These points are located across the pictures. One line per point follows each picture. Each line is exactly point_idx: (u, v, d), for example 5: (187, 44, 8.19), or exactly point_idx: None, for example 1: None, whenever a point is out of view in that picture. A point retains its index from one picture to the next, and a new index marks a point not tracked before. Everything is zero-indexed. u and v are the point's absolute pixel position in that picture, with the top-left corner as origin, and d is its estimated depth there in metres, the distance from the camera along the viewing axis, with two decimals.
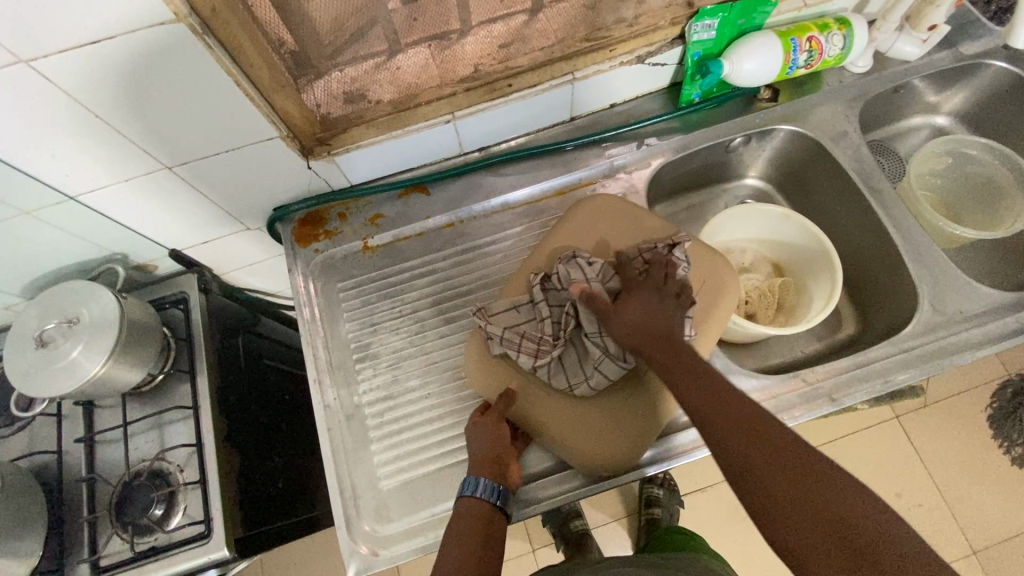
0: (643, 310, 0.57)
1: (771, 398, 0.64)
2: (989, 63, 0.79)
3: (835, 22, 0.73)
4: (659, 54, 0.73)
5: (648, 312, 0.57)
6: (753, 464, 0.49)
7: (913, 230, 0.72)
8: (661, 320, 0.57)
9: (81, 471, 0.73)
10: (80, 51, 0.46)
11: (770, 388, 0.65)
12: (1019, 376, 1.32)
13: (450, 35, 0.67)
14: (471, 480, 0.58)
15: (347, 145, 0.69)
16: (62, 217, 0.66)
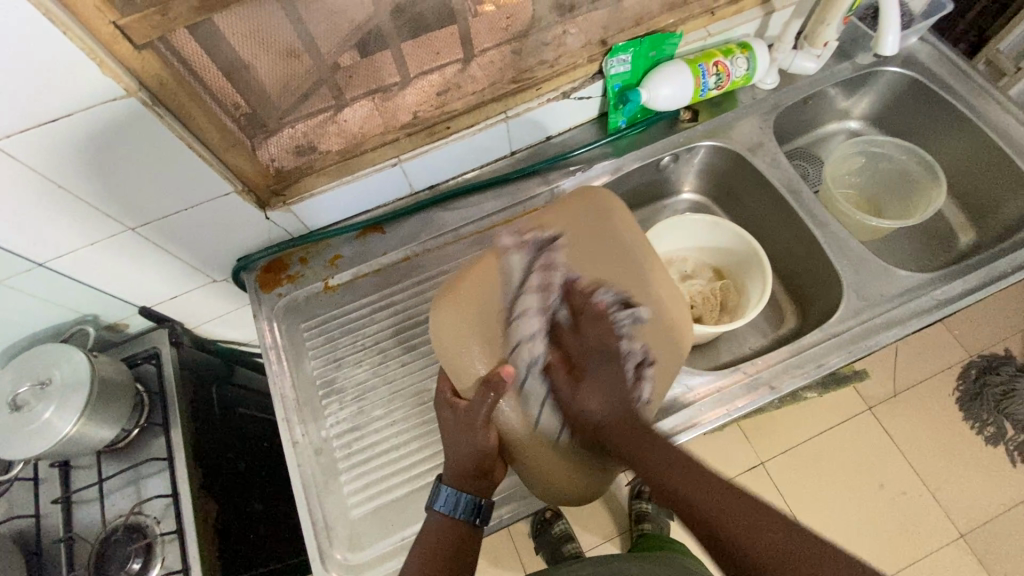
0: (602, 391, 0.56)
1: (715, 391, 0.68)
2: (884, 70, 0.88)
3: (737, 47, 0.82)
4: (582, 88, 0.80)
5: (601, 398, 0.56)
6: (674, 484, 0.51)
7: (831, 225, 0.78)
8: (614, 395, 0.56)
9: (59, 532, 0.74)
10: (40, 129, 0.51)
11: (714, 382, 0.68)
12: (980, 356, 1.37)
13: (389, 88, 0.70)
14: (443, 494, 0.57)
15: (301, 195, 0.74)
16: (34, 284, 0.70)
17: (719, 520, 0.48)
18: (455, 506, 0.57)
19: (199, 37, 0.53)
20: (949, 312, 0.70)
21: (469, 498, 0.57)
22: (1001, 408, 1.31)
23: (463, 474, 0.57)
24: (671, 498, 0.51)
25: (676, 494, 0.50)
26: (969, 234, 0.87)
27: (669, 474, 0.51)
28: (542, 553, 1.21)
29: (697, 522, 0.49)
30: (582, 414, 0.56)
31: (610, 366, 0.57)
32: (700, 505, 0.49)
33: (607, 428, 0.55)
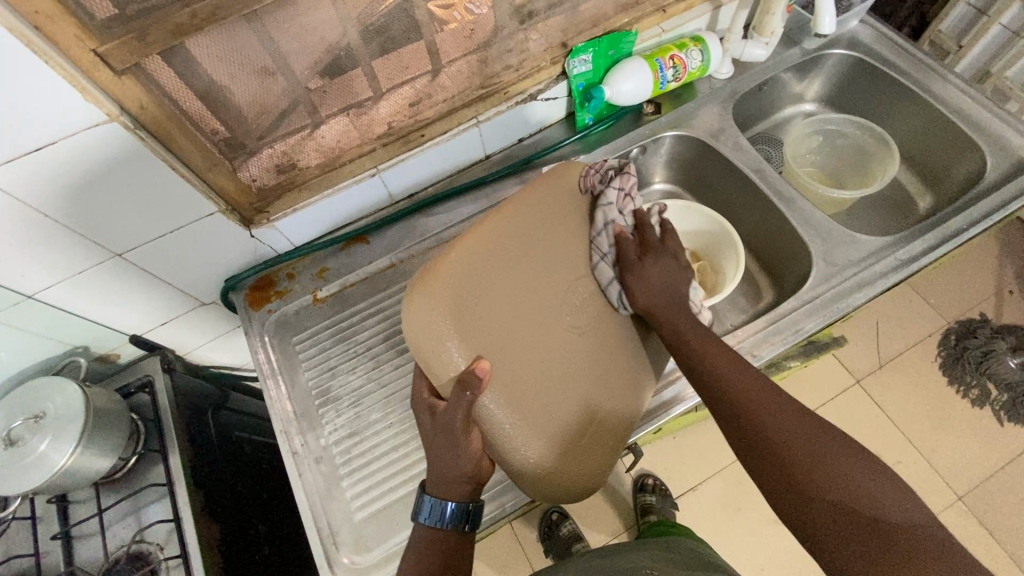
0: (662, 280, 0.64)
1: None
2: (830, 53, 0.93)
3: (691, 41, 0.86)
4: (549, 89, 0.84)
5: (663, 278, 0.64)
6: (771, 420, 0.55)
7: (795, 200, 0.82)
8: (670, 290, 0.64)
9: (60, 569, 0.73)
10: (27, 158, 0.53)
11: None
12: (957, 322, 1.41)
13: (363, 103, 0.72)
14: (427, 505, 0.58)
15: (285, 210, 0.76)
16: (23, 317, 0.71)
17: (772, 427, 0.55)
18: (439, 516, 0.57)
19: (177, 61, 0.55)
20: (912, 271, 0.74)
21: (456, 508, 0.57)
22: (982, 369, 1.35)
23: (449, 483, 0.57)
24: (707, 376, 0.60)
25: (719, 378, 0.59)
26: (926, 199, 0.92)
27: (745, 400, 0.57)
28: (552, 556, 1.21)
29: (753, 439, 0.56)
30: (643, 288, 0.63)
31: (675, 276, 0.66)
32: (745, 395, 0.57)
33: (657, 312, 0.63)
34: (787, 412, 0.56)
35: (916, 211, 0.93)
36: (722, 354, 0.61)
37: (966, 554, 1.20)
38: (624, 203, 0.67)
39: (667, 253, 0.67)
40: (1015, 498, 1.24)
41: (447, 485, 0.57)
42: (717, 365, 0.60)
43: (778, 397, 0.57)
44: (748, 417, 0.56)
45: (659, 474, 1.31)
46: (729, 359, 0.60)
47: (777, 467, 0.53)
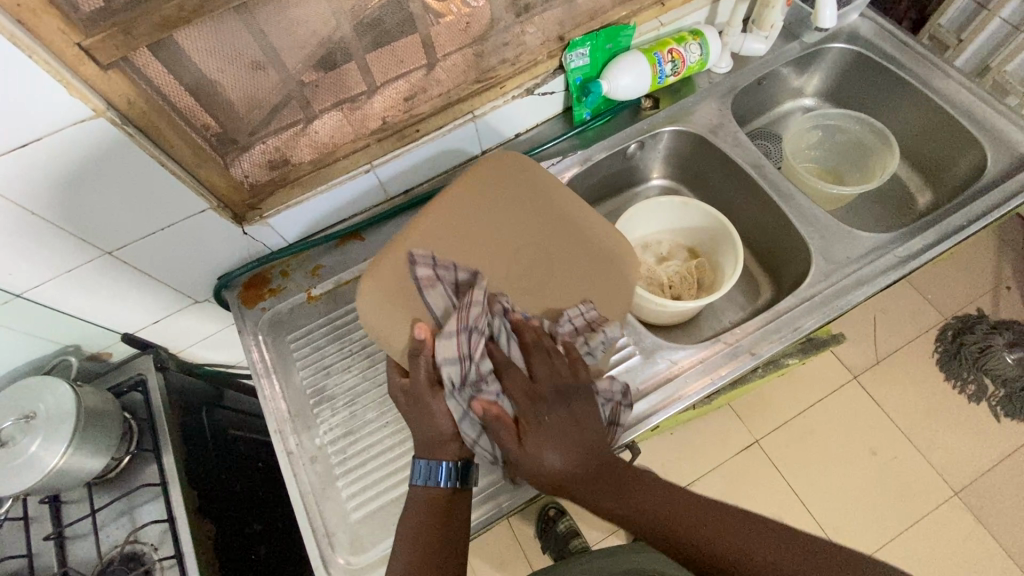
0: (557, 443, 0.54)
1: (700, 361, 0.70)
2: (830, 47, 0.92)
3: (690, 34, 0.85)
4: (546, 84, 0.83)
5: (560, 449, 0.54)
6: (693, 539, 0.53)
7: (794, 196, 0.81)
8: (572, 442, 0.55)
9: (53, 570, 0.73)
10: (12, 155, 0.52)
11: (697, 354, 0.70)
12: (954, 318, 1.41)
13: (357, 97, 0.71)
14: (420, 469, 0.57)
15: (277, 207, 0.74)
16: (12, 316, 0.70)
17: (693, 536, 0.53)
18: (430, 477, 0.57)
19: (164, 55, 0.54)
20: (912, 268, 0.73)
21: (448, 466, 0.57)
22: (978, 365, 1.35)
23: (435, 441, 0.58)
24: (596, 498, 0.54)
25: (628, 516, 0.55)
26: (925, 195, 0.92)
27: (607, 501, 0.54)
28: (549, 552, 1.22)
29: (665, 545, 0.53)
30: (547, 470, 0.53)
31: (573, 429, 0.55)
32: (652, 520, 0.55)
33: (568, 485, 0.54)
34: (684, 508, 0.55)
35: (915, 207, 0.92)
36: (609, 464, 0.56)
37: (962, 548, 1.20)
38: (466, 350, 0.54)
39: (576, 392, 0.56)
40: (1011, 494, 1.24)
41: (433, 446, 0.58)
42: (613, 501, 0.55)
43: (682, 507, 0.56)
44: (662, 524, 0.54)
45: (656, 470, 1.31)
46: (604, 472, 0.55)
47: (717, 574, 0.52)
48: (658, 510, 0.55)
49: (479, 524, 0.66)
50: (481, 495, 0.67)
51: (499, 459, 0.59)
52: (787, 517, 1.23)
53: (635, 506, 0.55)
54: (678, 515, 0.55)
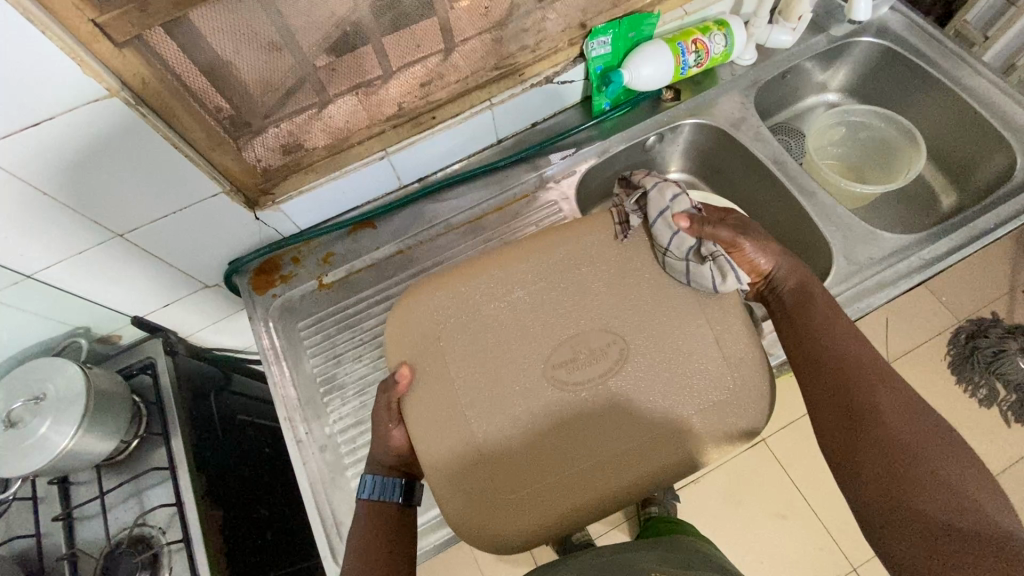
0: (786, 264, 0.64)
1: None
2: (858, 40, 0.90)
3: (714, 24, 0.83)
4: (565, 72, 0.81)
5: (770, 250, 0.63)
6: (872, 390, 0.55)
7: (817, 193, 0.79)
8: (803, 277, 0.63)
9: (61, 550, 0.73)
10: (23, 133, 0.51)
11: None
12: (968, 321, 1.39)
13: (373, 82, 0.69)
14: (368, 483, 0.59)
15: (290, 192, 0.73)
16: (22, 297, 0.69)
17: (861, 388, 0.56)
18: (380, 490, 0.59)
19: (179, 34, 0.52)
20: (934, 272, 0.72)
21: (395, 481, 0.60)
22: (991, 369, 1.33)
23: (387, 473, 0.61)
24: (806, 335, 0.61)
25: (820, 342, 0.59)
26: (950, 196, 0.90)
27: (824, 342, 0.59)
28: (552, 544, 1.22)
29: (820, 391, 0.58)
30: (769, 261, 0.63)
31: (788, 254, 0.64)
32: (841, 358, 0.58)
33: (795, 297, 0.63)
34: (871, 379, 0.56)
35: (939, 208, 0.90)
36: (833, 317, 0.61)
37: None
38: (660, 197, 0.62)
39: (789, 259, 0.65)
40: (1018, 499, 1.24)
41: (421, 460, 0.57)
42: (813, 321, 0.61)
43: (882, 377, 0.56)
44: (844, 379, 0.57)
45: None
46: (837, 325, 0.60)
47: (850, 419, 0.55)
48: (855, 359, 0.57)
49: None
50: None
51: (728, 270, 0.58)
52: (791, 515, 1.23)
53: (842, 342, 0.59)
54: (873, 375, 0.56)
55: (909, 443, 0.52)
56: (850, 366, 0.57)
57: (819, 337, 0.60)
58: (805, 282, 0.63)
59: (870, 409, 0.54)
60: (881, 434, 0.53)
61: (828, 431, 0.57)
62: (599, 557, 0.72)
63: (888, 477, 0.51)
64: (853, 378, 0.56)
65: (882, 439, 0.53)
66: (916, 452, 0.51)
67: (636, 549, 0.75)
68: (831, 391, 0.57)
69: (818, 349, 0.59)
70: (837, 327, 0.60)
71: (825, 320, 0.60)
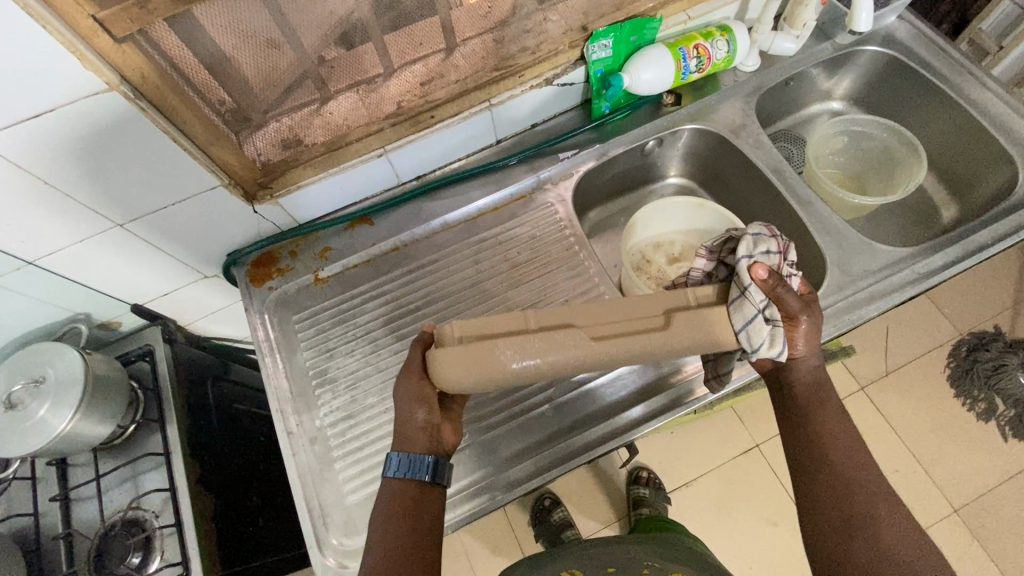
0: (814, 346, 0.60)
1: None
2: (864, 49, 0.89)
3: (718, 30, 0.82)
4: (566, 74, 0.81)
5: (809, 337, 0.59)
6: (862, 497, 0.56)
7: (814, 203, 0.79)
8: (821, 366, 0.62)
9: (58, 530, 0.75)
10: (25, 124, 0.52)
11: None
12: (970, 334, 1.38)
13: (373, 80, 0.70)
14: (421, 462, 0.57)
15: (288, 187, 0.74)
16: (25, 282, 0.71)
17: (849, 492, 0.56)
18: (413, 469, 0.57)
19: (180, 30, 0.53)
20: (929, 286, 0.72)
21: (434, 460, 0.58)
22: (991, 383, 1.32)
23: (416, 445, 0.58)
24: (802, 430, 0.60)
25: (820, 442, 0.59)
26: (951, 209, 0.89)
27: (820, 440, 0.59)
28: (542, 540, 1.23)
29: (808, 472, 0.59)
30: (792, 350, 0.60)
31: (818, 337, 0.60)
32: (835, 460, 0.58)
33: (805, 390, 0.61)
34: (867, 485, 0.56)
35: (940, 221, 0.89)
36: (839, 418, 0.60)
37: (957, 566, 1.19)
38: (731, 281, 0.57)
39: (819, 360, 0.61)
40: (1012, 514, 1.23)
41: (402, 451, 0.58)
42: (817, 417, 0.60)
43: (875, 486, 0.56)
44: (839, 485, 0.57)
45: (653, 468, 1.31)
46: (830, 410, 0.60)
47: (839, 524, 0.55)
48: (850, 464, 0.57)
49: (453, 524, 0.67)
50: (475, 487, 0.68)
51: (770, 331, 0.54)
52: (782, 522, 1.23)
53: (841, 442, 0.59)
54: (866, 482, 0.57)
55: (887, 536, 0.54)
56: (835, 453, 0.58)
57: (812, 420, 0.60)
58: (821, 380, 0.61)
59: (862, 516, 0.55)
60: (869, 544, 0.53)
61: (814, 512, 0.57)
62: (587, 551, 0.73)
63: None
64: (848, 482, 0.57)
65: (870, 549, 0.53)
66: (904, 566, 0.52)
67: (624, 544, 0.76)
68: (825, 495, 0.57)
69: (809, 430, 0.60)
70: (831, 410, 0.60)
71: (830, 418, 0.60)
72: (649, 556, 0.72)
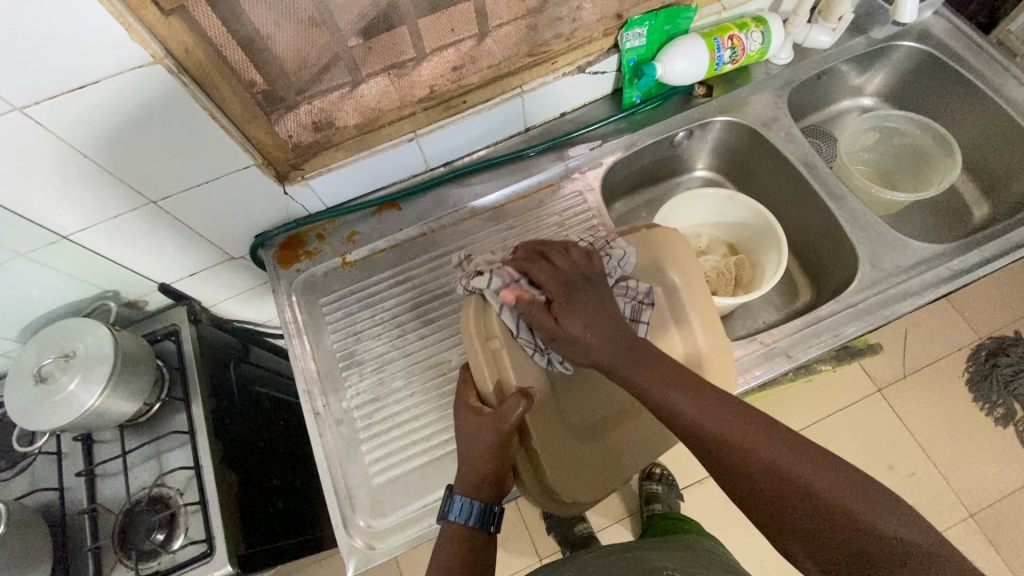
0: (593, 319, 0.58)
1: (762, 346, 0.69)
2: (899, 45, 0.88)
3: (752, 21, 0.82)
4: (598, 63, 0.80)
5: (594, 326, 0.57)
6: (765, 456, 0.49)
7: (845, 197, 0.79)
8: (609, 330, 0.58)
9: (83, 505, 0.76)
10: (68, 95, 0.52)
11: (758, 339, 0.70)
12: (990, 338, 1.37)
13: (406, 63, 0.70)
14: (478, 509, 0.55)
15: (320, 169, 0.74)
16: (56, 257, 0.71)
17: (754, 451, 0.49)
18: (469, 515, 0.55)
19: (222, 6, 0.53)
20: (963, 283, 0.71)
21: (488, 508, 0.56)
22: (1010, 389, 1.31)
23: (479, 481, 0.56)
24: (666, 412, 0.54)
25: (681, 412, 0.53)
26: (982, 209, 0.88)
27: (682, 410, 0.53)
28: (554, 534, 1.22)
29: (787, 531, 0.47)
30: (587, 343, 0.57)
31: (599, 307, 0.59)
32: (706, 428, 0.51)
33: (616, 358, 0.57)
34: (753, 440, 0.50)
35: (971, 220, 0.88)
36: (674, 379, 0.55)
37: None
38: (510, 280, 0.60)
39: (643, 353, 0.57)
40: None
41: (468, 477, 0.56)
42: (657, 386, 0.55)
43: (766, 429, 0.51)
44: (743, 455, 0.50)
45: (667, 465, 1.30)
46: (731, 410, 0.52)
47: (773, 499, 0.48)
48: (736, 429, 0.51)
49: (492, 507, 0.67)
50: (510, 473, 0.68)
51: (551, 362, 0.62)
52: None
53: (707, 408, 0.52)
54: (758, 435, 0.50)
55: (875, 530, 0.44)
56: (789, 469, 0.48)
57: (744, 449, 0.50)
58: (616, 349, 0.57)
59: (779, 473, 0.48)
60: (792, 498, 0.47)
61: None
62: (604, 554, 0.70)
63: (820, 541, 0.45)
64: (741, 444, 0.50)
65: (793, 505, 0.47)
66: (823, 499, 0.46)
67: (638, 548, 0.73)
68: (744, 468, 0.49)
69: (749, 471, 0.49)
70: (731, 418, 0.52)
71: (656, 377, 0.55)
72: (666, 557, 0.69)
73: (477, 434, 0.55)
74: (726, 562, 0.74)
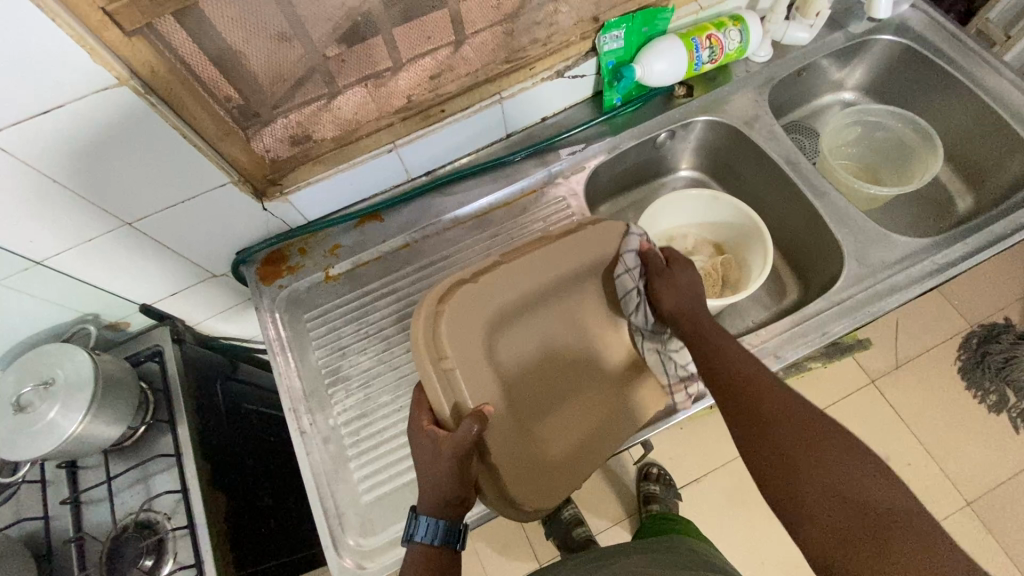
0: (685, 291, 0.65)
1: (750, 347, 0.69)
2: (877, 38, 0.88)
3: (729, 20, 0.82)
4: (577, 66, 0.80)
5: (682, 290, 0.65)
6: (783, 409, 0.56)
7: (829, 193, 0.78)
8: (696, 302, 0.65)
9: (69, 533, 0.74)
10: (33, 120, 0.51)
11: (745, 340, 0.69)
12: (980, 326, 1.37)
13: (383, 74, 0.68)
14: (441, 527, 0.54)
15: (298, 183, 0.73)
16: (32, 283, 0.70)
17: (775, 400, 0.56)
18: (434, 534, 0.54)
19: (189, 23, 0.51)
20: (948, 277, 0.71)
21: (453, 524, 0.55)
22: (1003, 375, 1.31)
23: (442, 499, 0.54)
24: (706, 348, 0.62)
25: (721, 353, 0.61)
26: (966, 200, 0.88)
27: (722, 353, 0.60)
28: (552, 538, 1.22)
29: (788, 469, 0.52)
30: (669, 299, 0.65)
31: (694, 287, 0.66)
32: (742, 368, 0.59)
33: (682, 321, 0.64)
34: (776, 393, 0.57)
35: (955, 211, 0.89)
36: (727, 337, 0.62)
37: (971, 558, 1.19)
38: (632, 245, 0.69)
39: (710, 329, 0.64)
40: None
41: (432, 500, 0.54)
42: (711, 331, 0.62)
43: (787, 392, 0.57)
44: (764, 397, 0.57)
45: (663, 465, 1.30)
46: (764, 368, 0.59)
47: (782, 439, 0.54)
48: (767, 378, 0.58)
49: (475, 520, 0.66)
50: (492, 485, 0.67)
51: (638, 309, 0.67)
52: None
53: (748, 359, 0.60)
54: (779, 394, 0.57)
55: (865, 493, 0.49)
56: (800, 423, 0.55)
57: (766, 394, 0.57)
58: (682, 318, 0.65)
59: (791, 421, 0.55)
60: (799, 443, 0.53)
61: (806, 516, 0.50)
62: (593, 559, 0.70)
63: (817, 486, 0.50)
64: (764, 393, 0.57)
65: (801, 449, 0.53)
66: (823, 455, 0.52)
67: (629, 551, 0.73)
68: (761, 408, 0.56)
69: (766, 410, 0.56)
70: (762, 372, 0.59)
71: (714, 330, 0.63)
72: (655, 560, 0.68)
73: (435, 462, 0.54)
74: (717, 563, 0.74)
